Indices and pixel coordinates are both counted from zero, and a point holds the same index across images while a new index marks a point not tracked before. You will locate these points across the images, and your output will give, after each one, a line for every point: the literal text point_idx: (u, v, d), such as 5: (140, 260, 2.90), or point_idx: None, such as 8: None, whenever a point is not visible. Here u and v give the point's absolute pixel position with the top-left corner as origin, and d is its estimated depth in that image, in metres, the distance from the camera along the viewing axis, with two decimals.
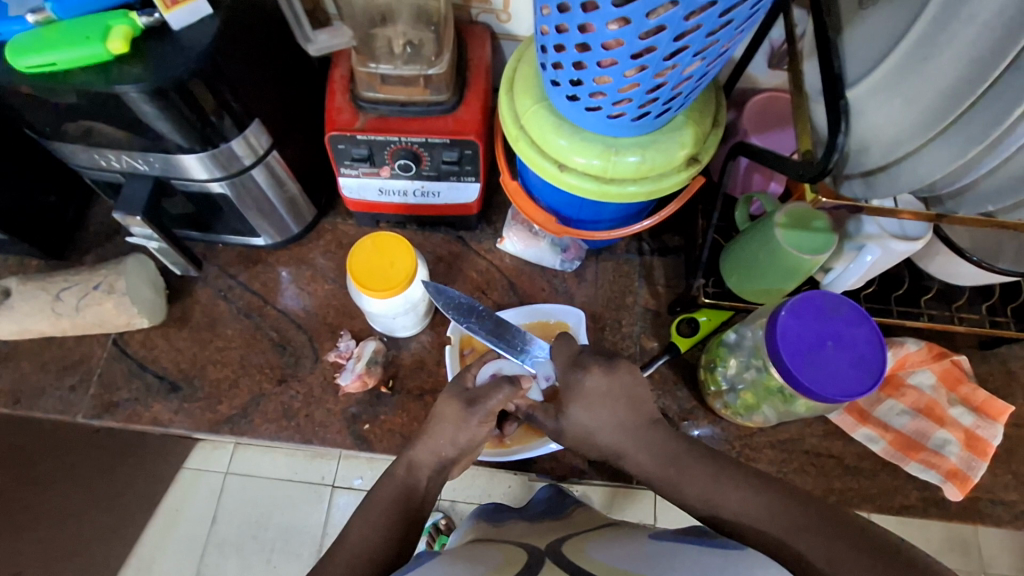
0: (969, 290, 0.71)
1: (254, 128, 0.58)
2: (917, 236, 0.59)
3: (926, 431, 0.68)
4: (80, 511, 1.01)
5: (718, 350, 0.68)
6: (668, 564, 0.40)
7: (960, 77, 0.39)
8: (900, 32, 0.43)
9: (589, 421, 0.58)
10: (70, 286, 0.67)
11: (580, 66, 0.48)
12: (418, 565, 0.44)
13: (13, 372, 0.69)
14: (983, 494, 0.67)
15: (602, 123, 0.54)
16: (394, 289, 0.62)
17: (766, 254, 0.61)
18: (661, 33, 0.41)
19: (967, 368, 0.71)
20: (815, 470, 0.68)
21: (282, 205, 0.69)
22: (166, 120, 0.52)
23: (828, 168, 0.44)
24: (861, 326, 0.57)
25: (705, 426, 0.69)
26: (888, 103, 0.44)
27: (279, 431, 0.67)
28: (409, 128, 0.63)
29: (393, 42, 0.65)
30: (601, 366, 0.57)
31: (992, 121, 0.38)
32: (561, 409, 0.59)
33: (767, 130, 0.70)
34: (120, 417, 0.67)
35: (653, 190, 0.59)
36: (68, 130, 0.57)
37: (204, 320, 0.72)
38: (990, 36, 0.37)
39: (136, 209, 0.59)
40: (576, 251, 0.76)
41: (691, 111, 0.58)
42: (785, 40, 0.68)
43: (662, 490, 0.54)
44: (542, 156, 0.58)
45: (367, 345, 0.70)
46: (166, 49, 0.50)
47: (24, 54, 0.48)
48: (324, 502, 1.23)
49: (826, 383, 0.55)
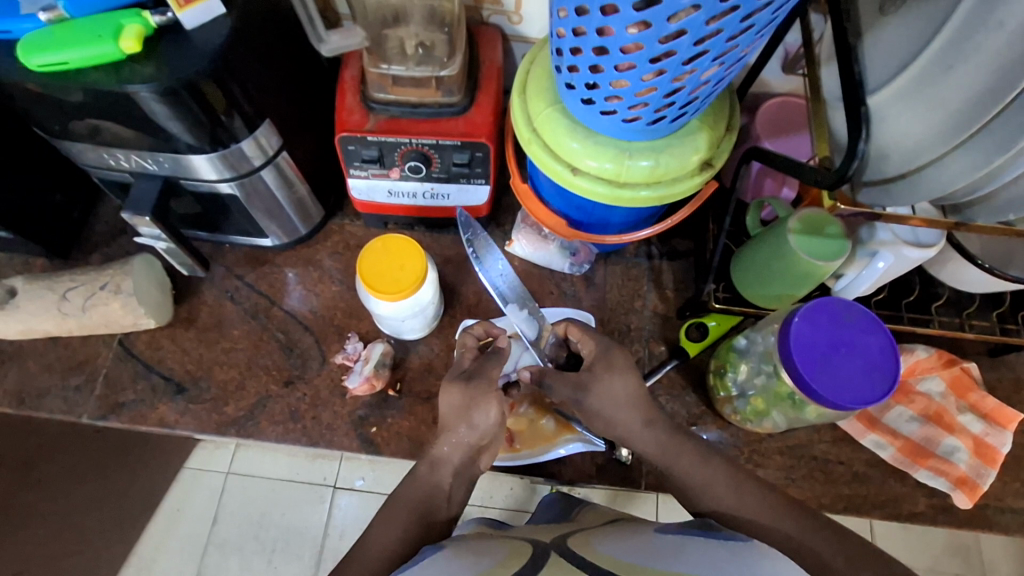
0: (979, 297, 0.71)
1: (264, 128, 0.58)
2: (930, 244, 0.58)
3: (934, 438, 0.68)
4: (81, 511, 1.01)
5: (728, 355, 0.67)
6: (677, 556, 0.40)
7: (986, 85, 0.39)
8: (923, 39, 0.42)
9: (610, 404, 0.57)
10: (76, 286, 0.66)
11: (597, 69, 0.47)
12: (425, 561, 0.45)
13: (17, 372, 0.68)
14: (992, 502, 0.67)
15: (616, 126, 0.54)
16: (403, 292, 0.61)
17: (778, 260, 0.60)
18: (682, 38, 0.41)
19: (976, 376, 0.71)
20: (824, 476, 0.68)
21: (291, 206, 0.69)
22: (177, 120, 0.52)
23: (846, 176, 0.44)
24: (875, 333, 0.57)
25: (714, 431, 0.69)
26: (909, 111, 0.43)
27: (286, 433, 0.67)
28: (420, 130, 0.63)
29: (405, 43, 0.65)
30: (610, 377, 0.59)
31: (1016, 130, 0.38)
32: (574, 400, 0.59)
33: (780, 135, 0.69)
34: (125, 418, 0.67)
35: (665, 195, 0.58)
36: (77, 129, 0.56)
37: (211, 321, 0.72)
38: (1017, 44, 0.37)
39: (145, 209, 0.58)
40: (585, 255, 0.75)
41: (706, 116, 0.58)
42: (800, 45, 0.67)
43: None
44: (555, 160, 0.58)
45: (375, 347, 0.69)
46: (178, 49, 0.50)
47: (36, 52, 0.47)
48: (325, 503, 1.22)
49: (837, 390, 0.54)
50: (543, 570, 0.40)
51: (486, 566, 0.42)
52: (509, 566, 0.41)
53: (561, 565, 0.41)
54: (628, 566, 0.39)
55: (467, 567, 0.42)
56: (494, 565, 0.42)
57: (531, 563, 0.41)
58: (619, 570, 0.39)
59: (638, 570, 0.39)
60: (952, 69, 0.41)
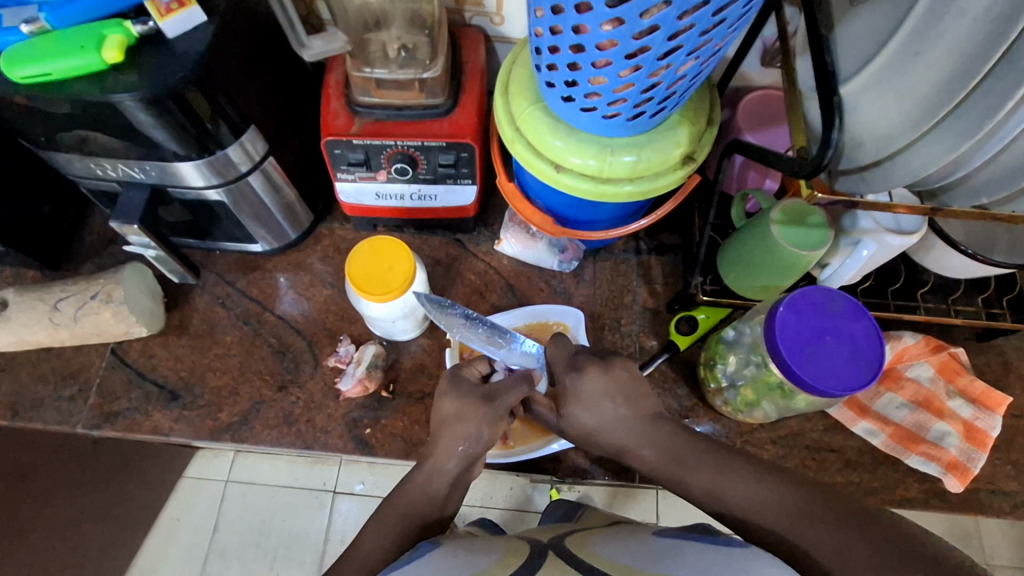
0: (964, 283, 0.71)
1: (250, 134, 0.58)
2: (911, 230, 0.59)
3: (924, 424, 0.69)
4: (79, 522, 1.01)
5: (717, 347, 0.68)
6: (670, 560, 0.41)
7: (954, 70, 0.40)
8: (892, 28, 0.43)
9: (600, 400, 0.58)
10: (67, 296, 0.67)
11: (575, 66, 0.48)
12: (421, 555, 0.45)
13: (11, 384, 0.69)
14: (983, 486, 0.68)
15: (598, 123, 0.54)
16: (392, 293, 0.62)
17: (763, 251, 0.61)
18: (655, 33, 0.42)
19: (964, 360, 0.72)
20: (817, 464, 0.68)
21: (279, 211, 0.69)
22: (162, 127, 0.52)
23: (823, 164, 0.44)
24: (860, 320, 0.58)
25: (706, 423, 0.69)
26: (881, 99, 0.44)
27: (281, 437, 0.67)
28: (405, 132, 0.63)
29: (388, 46, 0.65)
30: (609, 363, 0.59)
31: (986, 113, 0.39)
32: (562, 394, 0.59)
33: (762, 127, 0.70)
34: (120, 427, 0.67)
35: (649, 189, 0.59)
36: (63, 140, 0.57)
37: (203, 327, 0.72)
38: (981, 29, 0.38)
39: (133, 217, 0.58)
40: (573, 252, 0.76)
41: (686, 111, 0.58)
42: (777, 38, 0.68)
43: (672, 475, 0.55)
44: (538, 158, 0.59)
45: (367, 349, 0.70)
46: (162, 57, 0.50)
47: (19, 64, 0.47)
48: (325, 508, 1.22)
49: (825, 377, 0.55)
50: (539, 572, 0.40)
51: (483, 564, 0.42)
52: (506, 566, 0.42)
53: (559, 567, 0.41)
54: (627, 570, 0.40)
55: (462, 568, 0.42)
56: (492, 564, 0.42)
57: (527, 564, 0.42)
58: None
59: None
60: (920, 56, 0.41)
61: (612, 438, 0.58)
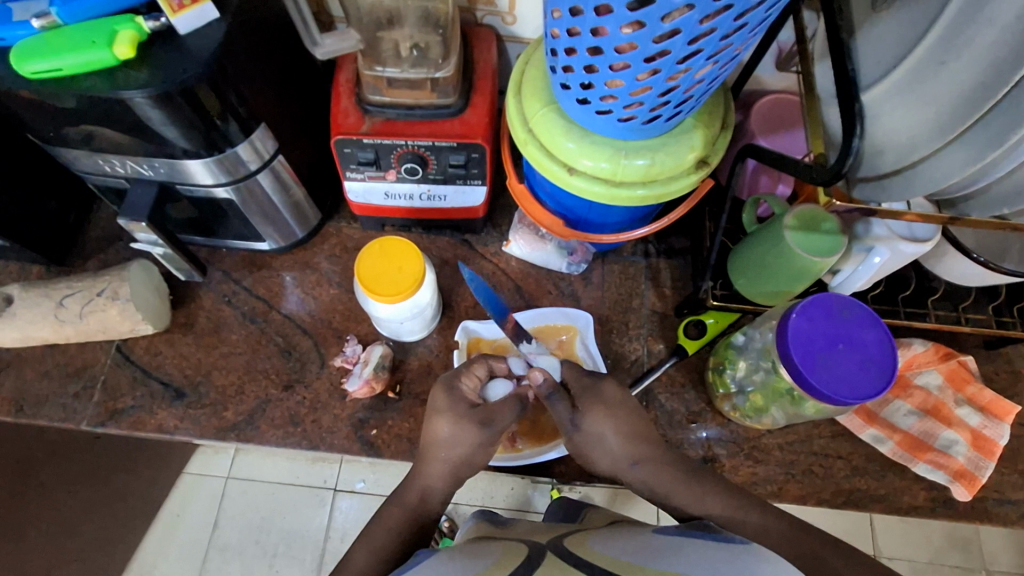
0: (976, 290, 0.71)
1: (260, 132, 0.58)
2: (925, 238, 0.59)
3: (932, 431, 0.68)
4: (79, 517, 1.00)
5: (726, 353, 0.68)
6: (671, 557, 0.40)
7: (978, 81, 0.39)
8: (915, 35, 0.43)
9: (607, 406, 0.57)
10: (73, 292, 0.66)
11: (591, 69, 0.47)
12: (420, 562, 0.45)
13: (15, 380, 0.68)
14: (991, 494, 0.67)
15: (611, 126, 0.54)
16: (399, 294, 0.61)
17: (775, 257, 0.61)
18: (676, 37, 0.41)
19: (973, 369, 0.71)
20: (824, 471, 0.68)
21: (287, 209, 0.69)
22: (172, 124, 0.52)
23: (841, 172, 0.44)
24: (872, 328, 0.57)
25: (714, 428, 0.69)
26: (902, 107, 0.44)
27: (286, 437, 0.67)
28: (416, 131, 0.63)
29: (400, 44, 0.65)
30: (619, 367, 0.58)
31: (1011, 125, 0.39)
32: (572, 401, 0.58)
33: (775, 131, 0.70)
34: (124, 425, 0.67)
35: (662, 193, 0.58)
36: (71, 135, 0.56)
37: (209, 325, 0.72)
38: (1007, 39, 0.37)
39: (140, 215, 0.58)
40: (582, 254, 0.75)
41: (700, 115, 0.58)
42: (794, 41, 0.68)
43: None
44: (550, 160, 0.58)
45: (374, 350, 0.69)
46: (172, 54, 0.50)
47: (29, 59, 0.47)
48: (325, 506, 1.22)
49: (837, 386, 0.54)
50: (538, 571, 0.39)
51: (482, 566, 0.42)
52: (505, 565, 0.42)
53: (557, 566, 0.40)
54: (626, 565, 0.40)
55: (460, 569, 0.42)
56: (490, 565, 0.42)
57: (527, 564, 0.41)
58: (618, 570, 0.39)
59: (635, 571, 0.39)
60: (945, 65, 0.41)
61: (619, 441, 0.58)
